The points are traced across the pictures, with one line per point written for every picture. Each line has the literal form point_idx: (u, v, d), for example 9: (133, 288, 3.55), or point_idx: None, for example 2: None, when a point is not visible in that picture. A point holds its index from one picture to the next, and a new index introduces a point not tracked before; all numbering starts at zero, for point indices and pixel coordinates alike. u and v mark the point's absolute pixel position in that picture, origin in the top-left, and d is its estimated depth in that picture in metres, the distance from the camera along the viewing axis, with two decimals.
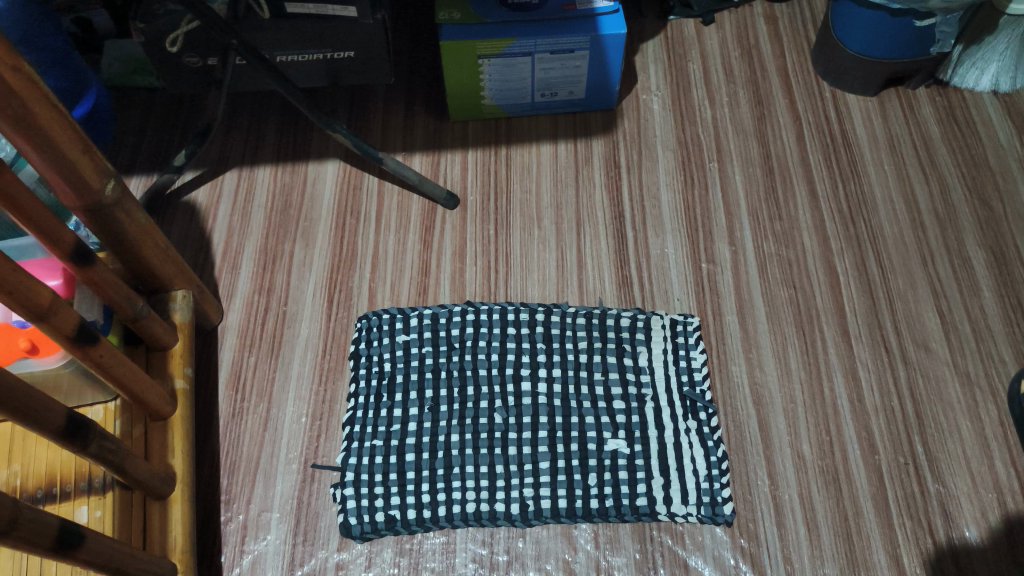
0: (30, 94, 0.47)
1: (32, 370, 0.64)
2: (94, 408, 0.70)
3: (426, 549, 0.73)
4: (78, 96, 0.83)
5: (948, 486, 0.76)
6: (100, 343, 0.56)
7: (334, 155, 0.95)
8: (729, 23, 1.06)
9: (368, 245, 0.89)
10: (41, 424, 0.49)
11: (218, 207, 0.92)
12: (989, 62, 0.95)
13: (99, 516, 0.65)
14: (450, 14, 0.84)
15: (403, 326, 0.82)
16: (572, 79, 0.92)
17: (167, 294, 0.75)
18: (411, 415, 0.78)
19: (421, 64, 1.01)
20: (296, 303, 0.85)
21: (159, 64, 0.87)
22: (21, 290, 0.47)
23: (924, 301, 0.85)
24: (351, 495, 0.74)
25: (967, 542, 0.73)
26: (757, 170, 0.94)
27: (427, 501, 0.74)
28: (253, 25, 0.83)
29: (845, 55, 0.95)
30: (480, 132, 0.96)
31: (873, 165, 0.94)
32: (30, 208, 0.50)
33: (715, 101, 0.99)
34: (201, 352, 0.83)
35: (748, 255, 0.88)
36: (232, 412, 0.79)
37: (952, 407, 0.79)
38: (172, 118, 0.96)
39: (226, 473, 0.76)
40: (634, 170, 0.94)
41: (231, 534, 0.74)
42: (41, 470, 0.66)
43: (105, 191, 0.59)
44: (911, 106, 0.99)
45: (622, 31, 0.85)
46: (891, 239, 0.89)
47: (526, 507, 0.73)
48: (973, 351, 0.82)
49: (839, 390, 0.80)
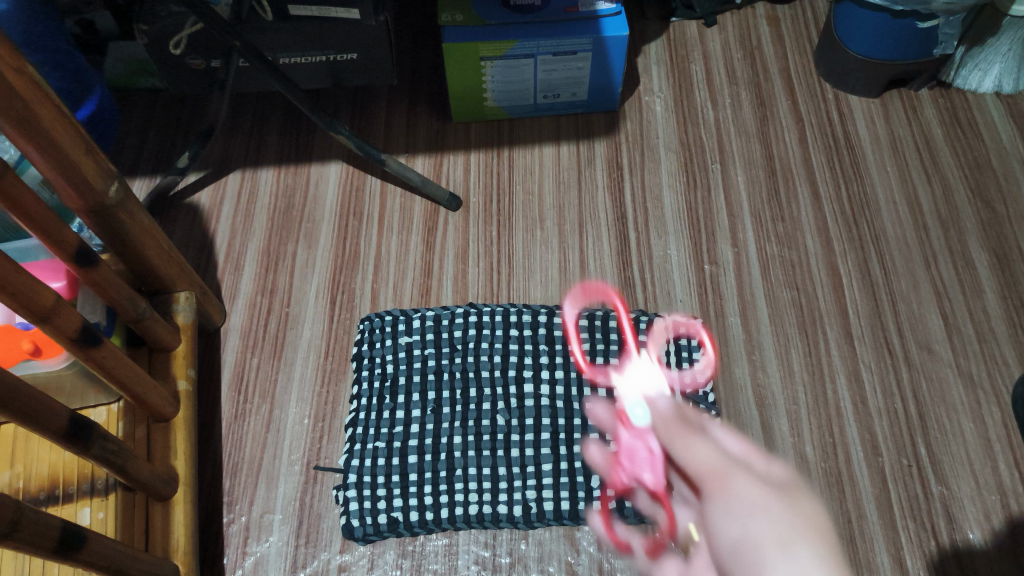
0: (33, 95, 0.47)
1: (35, 371, 0.64)
2: (98, 409, 0.70)
3: (429, 551, 0.73)
4: (80, 99, 0.82)
5: (951, 488, 0.75)
6: (102, 344, 0.56)
7: (336, 157, 0.95)
8: (731, 24, 1.06)
9: (370, 246, 0.89)
10: (43, 426, 0.49)
11: (221, 208, 0.92)
12: (992, 62, 0.95)
13: (102, 517, 0.65)
14: (453, 15, 0.84)
15: (405, 328, 0.82)
16: (574, 80, 0.92)
17: (170, 295, 0.75)
18: (414, 416, 0.78)
19: (423, 66, 1.01)
20: (299, 304, 0.85)
21: (161, 64, 0.87)
22: (24, 291, 0.47)
23: (927, 303, 0.85)
24: (353, 496, 0.74)
25: (970, 544, 0.73)
26: (760, 171, 0.94)
27: (430, 504, 0.73)
28: (256, 26, 0.83)
29: (847, 57, 0.95)
30: (483, 134, 0.96)
31: (876, 166, 0.94)
32: (33, 210, 0.50)
33: (717, 102, 0.99)
34: (203, 354, 0.83)
35: (751, 256, 0.88)
36: (234, 414, 0.79)
37: (955, 409, 0.79)
38: (174, 118, 0.96)
39: (229, 475, 0.76)
40: (636, 171, 0.94)
41: (234, 535, 0.74)
42: (43, 472, 0.66)
43: (108, 193, 0.59)
44: (914, 107, 0.99)
45: (625, 33, 0.85)
46: (894, 241, 0.89)
47: (529, 509, 0.73)
48: (976, 353, 0.82)
49: (842, 393, 0.80)
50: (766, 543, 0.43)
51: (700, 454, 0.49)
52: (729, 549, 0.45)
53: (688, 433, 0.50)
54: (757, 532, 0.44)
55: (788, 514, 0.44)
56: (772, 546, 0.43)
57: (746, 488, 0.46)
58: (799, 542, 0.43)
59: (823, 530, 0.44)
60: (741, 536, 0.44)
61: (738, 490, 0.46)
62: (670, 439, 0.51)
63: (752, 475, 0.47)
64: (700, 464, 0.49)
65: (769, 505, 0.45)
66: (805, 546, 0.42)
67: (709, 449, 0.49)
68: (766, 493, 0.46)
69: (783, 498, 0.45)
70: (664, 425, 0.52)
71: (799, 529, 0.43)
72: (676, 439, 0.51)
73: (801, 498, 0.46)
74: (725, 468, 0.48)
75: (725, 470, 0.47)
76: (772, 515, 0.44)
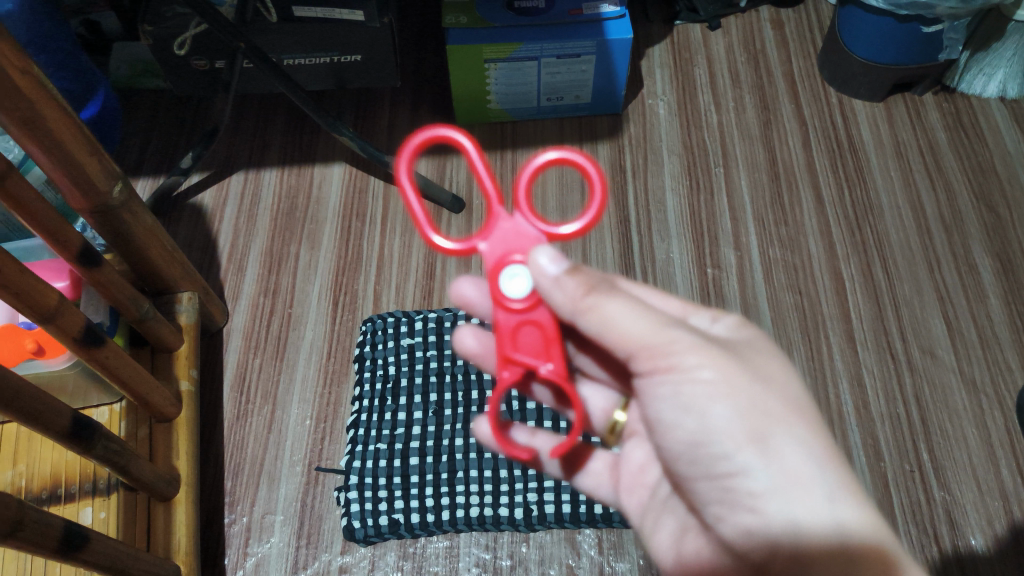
0: (39, 96, 0.48)
1: (38, 370, 0.64)
2: (100, 409, 0.70)
3: (430, 553, 0.73)
4: (84, 100, 0.83)
5: (953, 494, 0.75)
6: (106, 344, 0.57)
7: (339, 158, 0.95)
8: (736, 27, 1.06)
9: (373, 248, 0.89)
10: (46, 425, 0.49)
11: (224, 209, 0.92)
12: (997, 67, 0.95)
13: (103, 517, 0.65)
14: (457, 18, 0.84)
15: (408, 330, 0.82)
16: (578, 83, 0.92)
17: (173, 296, 0.75)
18: (416, 418, 0.78)
19: (427, 68, 1.01)
20: (302, 305, 0.86)
21: (164, 64, 0.87)
22: (28, 292, 0.47)
23: (930, 307, 0.85)
24: (354, 497, 0.73)
25: (972, 550, 0.72)
26: (763, 175, 0.94)
27: (431, 505, 0.73)
28: (260, 28, 0.83)
29: (851, 61, 0.95)
30: (486, 136, 0.96)
31: (879, 170, 0.94)
32: (36, 208, 0.50)
33: (721, 106, 0.99)
34: (206, 355, 0.83)
35: (754, 260, 0.88)
36: (237, 414, 0.80)
37: (958, 414, 0.79)
38: (178, 119, 0.96)
39: (231, 476, 0.76)
40: (639, 174, 0.93)
41: (235, 536, 0.74)
42: (46, 471, 0.66)
43: (112, 193, 0.59)
44: (918, 112, 0.99)
45: (629, 35, 0.85)
46: (898, 245, 0.89)
47: (530, 512, 0.72)
48: (979, 358, 0.82)
49: (845, 397, 0.80)
50: (745, 440, 0.43)
51: (629, 326, 0.44)
52: (690, 441, 0.46)
53: (605, 298, 0.44)
54: (726, 423, 0.43)
55: (758, 402, 0.43)
56: (747, 439, 0.43)
57: (696, 368, 0.44)
58: (777, 427, 0.43)
59: (799, 402, 0.45)
60: (705, 432, 0.44)
61: (687, 366, 0.44)
62: (581, 305, 0.44)
63: (698, 345, 0.44)
64: (630, 336, 0.44)
65: (727, 383, 0.44)
66: (784, 434, 0.43)
67: (638, 317, 0.44)
68: (718, 369, 0.44)
69: (749, 376, 0.44)
70: (562, 290, 0.44)
71: (773, 412, 0.43)
72: (584, 304, 0.44)
73: (756, 363, 0.45)
74: (675, 343, 0.44)
75: (672, 349, 0.44)
76: (735, 403, 0.43)
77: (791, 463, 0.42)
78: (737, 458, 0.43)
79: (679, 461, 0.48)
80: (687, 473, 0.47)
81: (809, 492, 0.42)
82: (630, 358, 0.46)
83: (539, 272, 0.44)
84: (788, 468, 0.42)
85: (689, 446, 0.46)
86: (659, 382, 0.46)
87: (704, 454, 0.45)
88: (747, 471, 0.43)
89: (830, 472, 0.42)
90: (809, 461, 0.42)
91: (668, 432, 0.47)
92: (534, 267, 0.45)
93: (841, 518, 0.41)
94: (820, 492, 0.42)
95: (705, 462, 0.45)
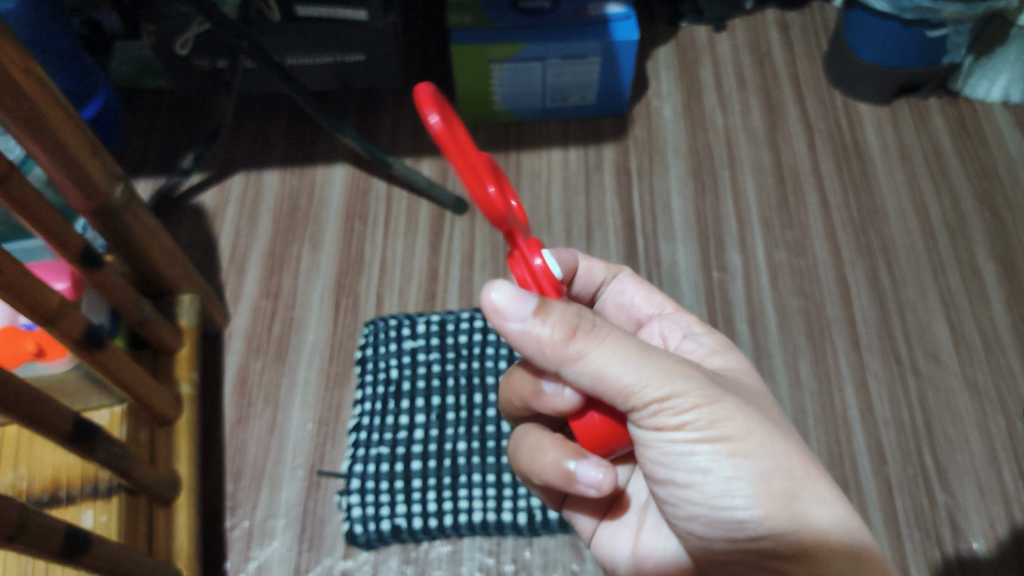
0: (42, 97, 0.48)
1: (38, 373, 0.62)
2: (101, 412, 0.68)
3: (433, 558, 0.72)
4: (85, 98, 0.81)
5: (957, 498, 0.75)
6: (106, 347, 0.56)
7: (342, 159, 0.95)
8: (741, 29, 1.06)
9: (375, 249, 0.88)
10: (48, 429, 0.48)
11: (226, 209, 0.91)
12: (1000, 72, 0.96)
13: (104, 520, 0.62)
14: (461, 18, 0.83)
15: (410, 332, 0.81)
16: (583, 84, 0.91)
17: (173, 298, 0.75)
18: (418, 423, 0.76)
19: (432, 69, 1.00)
20: (303, 308, 0.85)
21: (169, 67, 0.88)
22: (31, 293, 0.47)
23: (935, 312, 0.85)
24: (356, 502, 0.72)
25: (975, 554, 0.72)
26: (769, 178, 0.94)
27: (434, 511, 0.71)
28: (263, 27, 0.82)
29: (855, 64, 0.95)
30: (491, 138, 0.95)
31: (885, 174, 0.94)
32: (39, 210, 0.49)
33: (727, 108, 0.99)
34: (207, 357, 0.82)
35: (759, 264, 0.88)
36: (237, 418, 0.79)
37: (961, 419, 0.79)
38: (180, 122, 0.95)
39: (232, 480, 0.76)
40: (645, 176, 0.93)
41: (236, 541, 0.73)
42: (47, 472, 0.63)
43: (113, 193, 0.58)
44: (923, 116, 0.99)
45: (635, 37, 0.85)
46: (903, 249, 0.89)
47: (534, 517, 0.71)
48: (983, 363, 0.82)
49: (850, 402, 0.80)
50: (774, 505, 0.43)
51: (630, 380, 0.41)
52: (710, 506, 0.44)
53: (595, 346, 0.40)
54: (751, 488, 0.43)
55: (781, 461, 0.43)
56: (774, 500, 0.43)
57: (707, 428, 0.42)
58: (802, 485, 0.43)
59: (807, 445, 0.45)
60: (729, 497, 0.43)
61: (698, 424, 0.42)
62: (569, 355, 0.40)
63: (705, 397, 0.42)
64: (631, 390, 0.41)
65: (742, 441, 0.43)
66: (808, 493, 0.43)
67: (638, 368, 0.41)
68: (730, 426, 0.43)
69: (765, 429, 0.43)
70: (541, 337, 0.39)
71: (795, 469, 0.43)
72: (570, 353, 0.40)
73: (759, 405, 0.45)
74: (686, 401, 0.42)
75: (682, 402, 0.42)
76: (755, 464, 0.43)
77: (818, 518, 0.43)
78: (765, 522, 0.43)
79: (694, 520, 0.46)
80: (703, 532, 0.46)
81: (834, 542, 0.43)
82: (632, 410, 0.42)
83: (497, 316, 0.38)
84: (817, 527, 0.43)
85: (709, 511, 0.44)
86: (672, 443, 0.43)
87: (726, 519, 0.44)
88: (774, 535, 0.43)
89: (845, 515, 0.44)
90: (830, 513, 0.43)
91: (683, 495, 0.45)
92: (490, 309, 0.38)
93: (863, 565, 0.43)
94: (842, 542, 0.43)
95: (727, 526, 0.44)
